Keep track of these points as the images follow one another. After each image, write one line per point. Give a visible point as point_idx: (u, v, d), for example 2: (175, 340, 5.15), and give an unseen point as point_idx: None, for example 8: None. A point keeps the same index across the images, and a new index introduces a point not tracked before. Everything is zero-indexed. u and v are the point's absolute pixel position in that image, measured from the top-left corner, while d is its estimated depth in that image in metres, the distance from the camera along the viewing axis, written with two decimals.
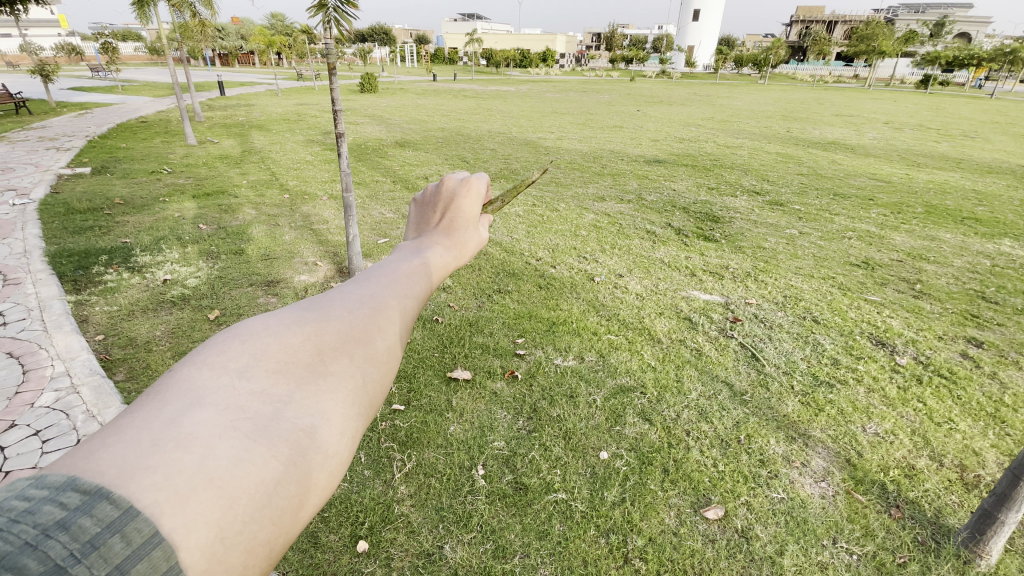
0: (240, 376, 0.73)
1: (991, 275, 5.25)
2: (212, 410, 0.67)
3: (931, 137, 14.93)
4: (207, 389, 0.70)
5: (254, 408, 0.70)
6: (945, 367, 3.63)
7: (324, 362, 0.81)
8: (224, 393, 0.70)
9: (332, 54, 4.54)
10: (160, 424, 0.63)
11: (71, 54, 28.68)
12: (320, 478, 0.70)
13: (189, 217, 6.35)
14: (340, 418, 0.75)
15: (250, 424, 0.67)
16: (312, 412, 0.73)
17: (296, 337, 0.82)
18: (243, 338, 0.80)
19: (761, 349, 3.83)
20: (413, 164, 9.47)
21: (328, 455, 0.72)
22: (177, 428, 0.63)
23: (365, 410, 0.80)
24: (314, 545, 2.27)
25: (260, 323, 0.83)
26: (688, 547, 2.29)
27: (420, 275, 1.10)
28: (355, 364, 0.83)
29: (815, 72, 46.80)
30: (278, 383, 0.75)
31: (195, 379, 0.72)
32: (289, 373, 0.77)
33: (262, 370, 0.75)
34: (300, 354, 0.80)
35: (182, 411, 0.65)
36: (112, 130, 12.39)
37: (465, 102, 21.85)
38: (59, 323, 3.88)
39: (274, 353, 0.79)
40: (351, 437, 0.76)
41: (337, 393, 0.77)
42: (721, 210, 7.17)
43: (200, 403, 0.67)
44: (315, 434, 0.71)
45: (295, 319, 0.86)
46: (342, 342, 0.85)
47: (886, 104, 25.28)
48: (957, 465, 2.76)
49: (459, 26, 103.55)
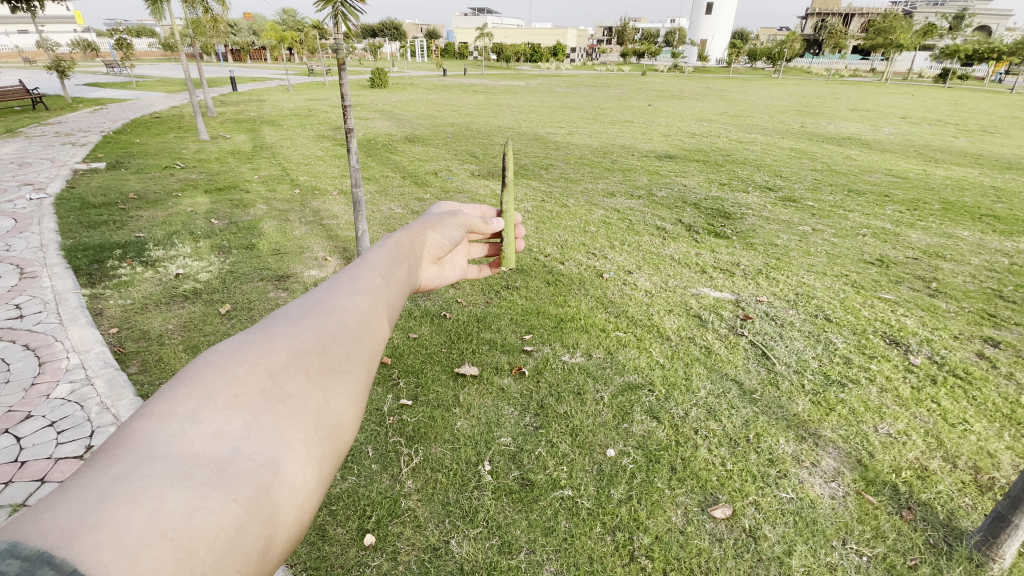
0: (190, 421, 0.68)
1: (1009, 273, 5.15)
2: (164, 461, 0.62)
3: (950, 132, 14.63)
4: (154, 439, 0.65)
5: (208, 451, 0.65)
6: (961, 366, 3.57)
7: (279, 385, 0.78)
8: (174, 442, 0.65)
9: (341, 50, 4.54)
10: (107, 479, 0.57)
11: (88, 49, 29.18)
12: (288, 513, 0.67)
13: (201, 211, 6.41)
14: (304, 445, 0.72)
15: (204, 470, 0.63)
16: (273, 444, 0.70)
17: (244, 367, 0.79)
18: (188, 380, 0.75)
19: (771, 347, 3.78)
20: (423, 159, 9.48)
21: (294, 488, 0.69)
22: (125, 482, 0.57)
23: (332, 431, 0.78)
24: (322, 538, 2.29)
25: (204, 361, 0.79)
26: (695, 546, 2.28)
27: (374, 269, 1.14)
28: (314, 382, 0.81)
29: (830, 66, 46.05)
30: (233, 418, 0.71)
31: (141, 432, 0.66)
32: (243, 405, 0.73)
33: (214, 409, 0.71)
34: (251, 384, 0.76)
35: (132, 465, 0.60)
36: (127, 126, 12.56)
37: (475, 96, 21.80)
38: (74, 316, 3.95)
39: (225, 389, 0.74)
40: (317, 464, 0.73)
41: (298, 418, 0.75)
42: (732, 206, 7.10)
43: (150, 456, 0.62)
44: (277, 467, 0.68)
45: (241, 350, 0.83)
46: (295, 359, 0.83)
47: (903, 99, 24.80)
48: (972, 467, 2.72)
49: (469, 21, 103.47)
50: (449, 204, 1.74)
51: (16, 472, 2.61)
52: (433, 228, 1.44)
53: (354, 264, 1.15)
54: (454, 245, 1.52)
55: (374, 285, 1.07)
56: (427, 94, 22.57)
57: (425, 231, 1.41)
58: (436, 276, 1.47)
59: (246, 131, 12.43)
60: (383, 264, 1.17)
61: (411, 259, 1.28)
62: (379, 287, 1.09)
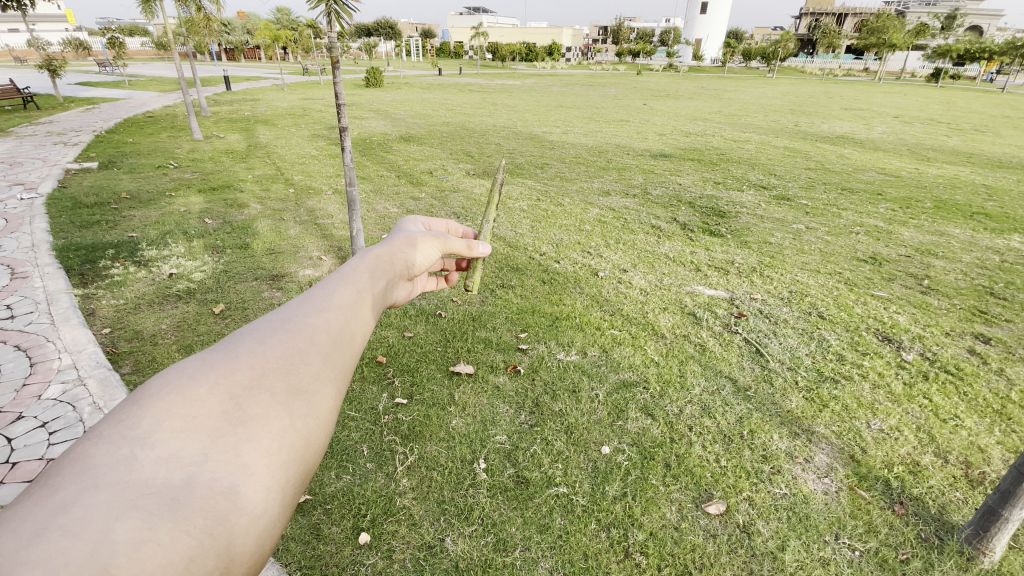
0: (143, 444, 0.66)
1: (1000, 270, 5.19)
2: (109, 490, 0.59)
3: (941, 131, 14.79)
4: (102, 465, 0.62)
5: (160, 477, 0.63)
6: (952, 362, 3.60)
7: (241, 408, 0.77)
8: (125, 468, 0.63)
9: (335, 49, 4.48)
10: (45, 511, 0.54)
11: (79, 48, 28.87)
12: (245, 544, 0.66)
13: (195, 211, 6.39)
14: (265, 471, 0.71)
15: (154, 497, 0.60)
16: (231, 470, 0.69)
17: (204, 387, 0.78)
18: (142, 400, 0.73)
19: (765, 344, 3.80)
20: (418, 158, 9.46)
21: (254, 515, 0.68)
22: (65, 513, 0.54)
23: (298, 454, 0.78)
24: (317, 536, 2.28)
25: (161, 378, 0.77)
26: (689, 542, 2.29)
27: (347, 285, 1.13)
28: (279, 405, 0.80)
29: (823, 66, 46.49)
30: (189, 443, 0.69)
31: (88, 456, 0.63)
32: (200, 428, 0.72)
33: (168, 432, 0.69)
34: (211, 406, 0.75)
35: (75, 494, 0.57)
36: (120, 126, 12.46)
37: (470, 95, 21.80)
38: (66, 316, 3.92)
39: (182, 410, 0.73)
40: (280, 490, 0.72)
41: (260, 442, 0.74)
42: (727, 205, 7.12)
43: (95, 483, 0.59)
44: (236, 494, 0.67)
45: (202, 368, 0.82)
46: (259, 379, 0.83)
47: (894, 98, 25.01)
48: (963, 462, 2.74)
49: (464, 19, 103.53)
50: (427, 221, 1.75)
51: (7, 473, 2.59)
52: (415, 245, 1.45)
53: (332, 276, 1.15)
54: (431, 264, 1.52)
55: (348, 302, 1.07)
56: (422, 93, 22.60)
57: (407, 249, 1.41)
58: (408, 292, 1.46)
59: (240, 130, 12.38)
60: (361, 279, 1.17)
61: (389, 275, 1.28)
62: (353, 303, 1.08)
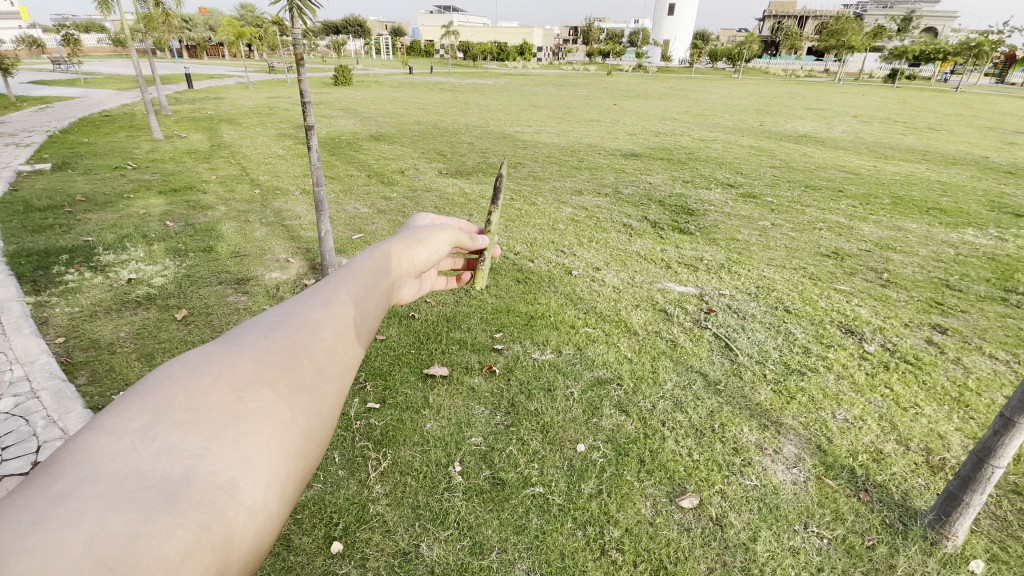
0: (143, 436, 0.63)
1: (954, 263, 5.42)
2: (108, 481, 0.55)
3: (898, 130, 15.32)
4: (101, 456, 0.59)
5: (159, 470, 0.59)
6: (911, 352, 3.74)
7: (243, 401, 0.72)
8: (122, 461, 0.59)
9: (299, 45, 4.36)
10: (44, 501, 0.51)
11: (30, 45, 27.37)
12: (245, 539, 0.61)
13: (155, 213, 6.15)
14: (267, 466, 0.67)
15: (153, 489, 0.56)
16: (232, 464, 0.64)
17: (207, 379, 0.73)
18: (144, 392, 0.69)
19: (734, 339, 3.88)
20: (388, 158, 9.33)
21: (254, 510, 0.63)
22: (62, 504, 0.50)
23: (299, 450, 0.72)
24: (287, 548, 2.22)
25: (165, 371, 0.74)
26: (664, 536, 2.31)
27: (352, 281, 1.08)
28: (281, 399, 0.75)
29: (787, 66, 47.73)
30: (190, 435, 0.65)
31: (89, 447, 0.60)
32: (200, 422, 0.67)
33: (170, 425, 0.65)
34: (211, 399, 0.70)
35: (73, 485, 0.54)
36: (72, 125, 11.89)
37: (441, 95, 21.56)
38: (16, 325, 3.72)
39: (183, 403, 0.69)
40: (280, 485, 0.67)
41: (260, 436, 0.69)
42: (696, 203, 7.24)
43: (94, 475, 0.56)
44: (235, 489, 0.62)
45: (205, 361, 0.78)
46: (263, 371, 0.78)
47: (853, 99, 25.82)
48: (923, 449, 2.85)
49: (434, 19, 102.91)
50: (435, 218, 1.72)
51: None
52: (422, 243, 1.41)
53: (337, 272, 1.11)
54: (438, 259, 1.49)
55: (354, 297, 1.03)
56: (392, 92, 22.27)
57: (414, 246, 1.37)
58: (414, 290, 1.41)
59: (203, 130, 11.99)
60: (367, 274, 1.13)
61: (398, 272, 1.25)
62: (361, 298, 1.04)
